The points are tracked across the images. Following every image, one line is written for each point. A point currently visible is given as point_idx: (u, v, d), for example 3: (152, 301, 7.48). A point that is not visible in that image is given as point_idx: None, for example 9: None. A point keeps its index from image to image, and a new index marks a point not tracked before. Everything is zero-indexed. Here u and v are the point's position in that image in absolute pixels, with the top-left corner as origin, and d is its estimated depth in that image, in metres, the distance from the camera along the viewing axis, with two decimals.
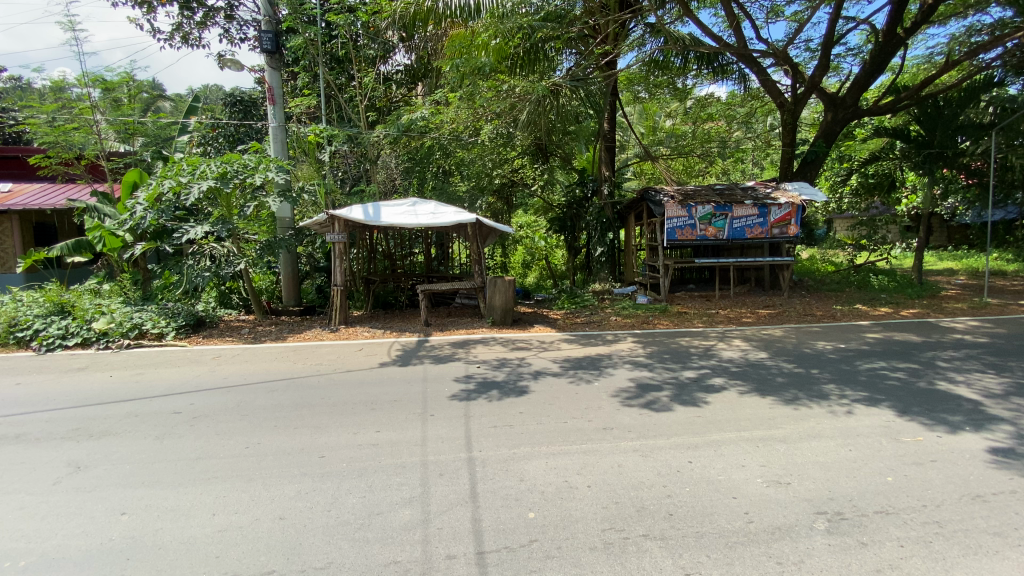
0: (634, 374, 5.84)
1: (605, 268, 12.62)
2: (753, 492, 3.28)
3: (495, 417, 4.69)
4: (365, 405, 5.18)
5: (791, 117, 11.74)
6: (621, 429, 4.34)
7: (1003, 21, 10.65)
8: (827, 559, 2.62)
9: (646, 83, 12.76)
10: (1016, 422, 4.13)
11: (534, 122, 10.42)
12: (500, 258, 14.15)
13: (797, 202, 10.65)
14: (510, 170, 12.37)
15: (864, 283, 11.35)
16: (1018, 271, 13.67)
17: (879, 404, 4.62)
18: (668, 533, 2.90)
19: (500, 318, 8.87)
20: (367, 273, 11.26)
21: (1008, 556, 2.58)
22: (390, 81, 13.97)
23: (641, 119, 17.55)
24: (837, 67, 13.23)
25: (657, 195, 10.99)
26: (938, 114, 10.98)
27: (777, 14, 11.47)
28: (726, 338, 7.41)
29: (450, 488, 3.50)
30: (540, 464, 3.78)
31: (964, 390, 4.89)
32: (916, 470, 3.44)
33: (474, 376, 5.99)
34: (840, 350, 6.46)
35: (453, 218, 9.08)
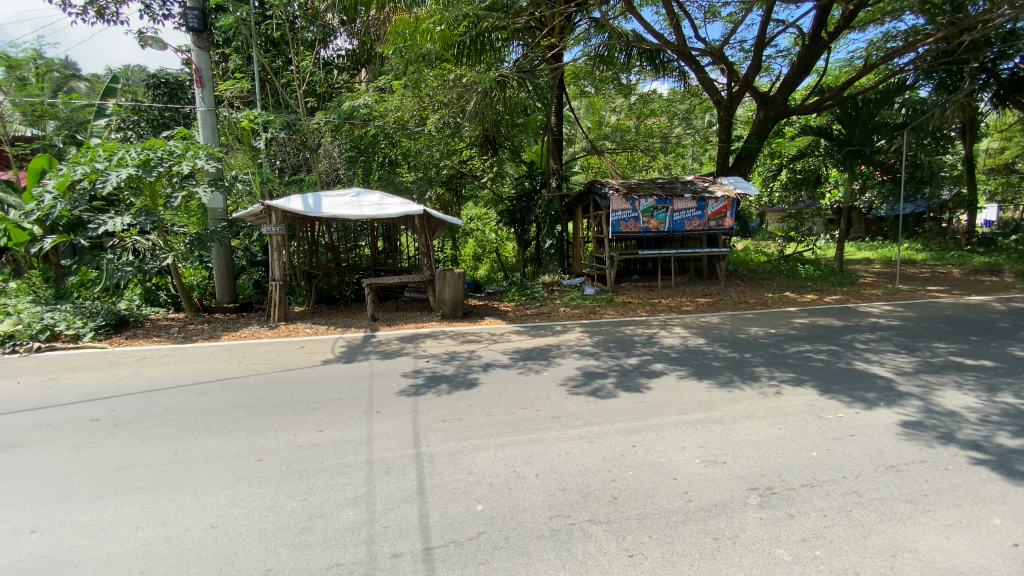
0: (582, 362, 5.94)
1: (554, 261, 12.94)
2: (692, 472, 3.41)
3: (444, 410, 4.63)
4: (306, 404, 4.98)
5: (726, 114, 12.29)
6: (569, 417, 4.39)
7: (914, 28, 11.62)
8: (758, 532, 2.77)
9: (592, 78, 13.06)
10: (923, 396, 4.54)
11: (481, 112, 10.32)
12: (450, 251, 13.98)
13: (732, 196, 11.11)
14: (458, 161, 12.40)
15: (792, 272, 12.14)
16: (924, 260, 15.03)
17: (804, 384, 4.95)
18: (612, 517, 2.96)
19: (449, 311, 8.73)
20: (309, 267, 10.80)
21: (919, 521, 2.81)
22: (331, 67, 13.38)
23: (588, 114, 17.74)
24: (768, 67, 13.95)
25: (604, 189, 11.26)
26: (855, 115, 11.58)
27: (714, 14, 11.92)
28: (668, 326, 7.70)
29: (396, 486, 3.41)
30: (489, 455, 3.76)
31: (879, 369, 5.31)
32: (837, 445, 3.70)
33: (422, 370, 5.88)
34: (771, 335, 6.86)
35: (399, 209, 8.82)
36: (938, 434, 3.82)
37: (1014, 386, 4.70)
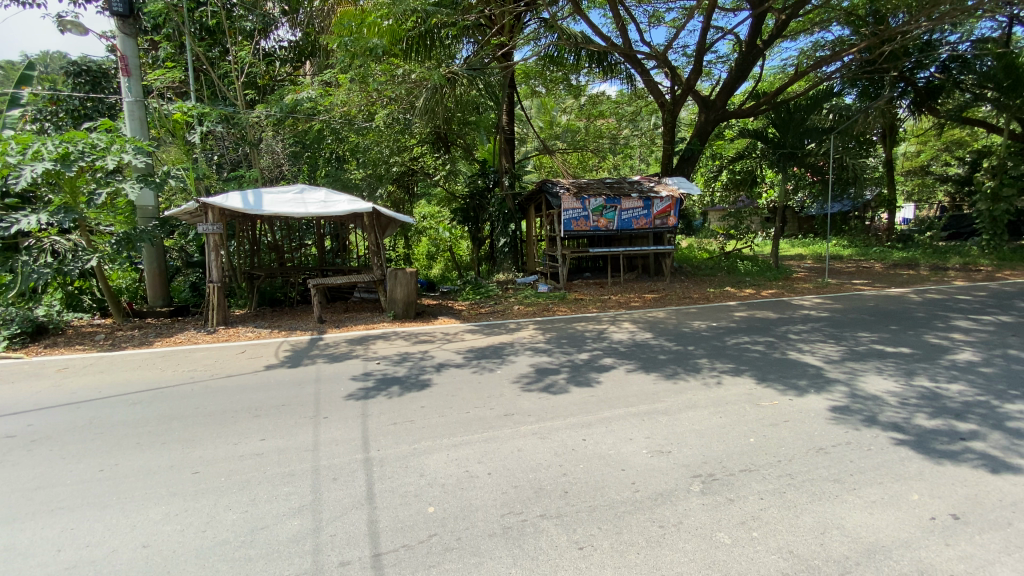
0: (535, 359, 5.99)
1: (508, 259, 12.95)
2: (640, 463, 3.50)
3: (394, 413, 4.52)
4: (247, 412, 4.74)
5: (670, 116, 12.73)
6: (522, 414, 4.40)
7: (840, 39, 12.46)
8: (701, 517, 2.88)
9: (543, 78, 13.21)
10: (848, 382, 4.88)
11: (432, 109, 10.17)
12: (402, 250, 13.78)
13: (676, 196, 11.50)
14: (409, 158, 12.26)
15: (733, 268, 12.76)
16: (850, 256, 16.18)
17: (743, 373, 5.21)
18: (563, 511, 2.99)
19: (401, 312, 8.55)
20: (250, 267, 10.27)
21: (845, 499, 3.01)
22: (273, 59, 12.89)
23: (539, 114, 17.86)
24: (709, 72, 14.56)
25: (555, 188, 11.40)
26: (790, 117, 12.20)
27: (658, 19, 12.30)
28: (618, 321, 7.89)
29: (344, 492, 3.30)
30: (441, 456, 3.71)
31: (811, 358, 5.66)
32: (773, 430, 3.91)
33: (373, 373, 5.73)
34: (713, 328, 7.18)
35: (347, 207, 8.56)
36: (862, 417, 4.11)
37: (929, 370, 5.13)
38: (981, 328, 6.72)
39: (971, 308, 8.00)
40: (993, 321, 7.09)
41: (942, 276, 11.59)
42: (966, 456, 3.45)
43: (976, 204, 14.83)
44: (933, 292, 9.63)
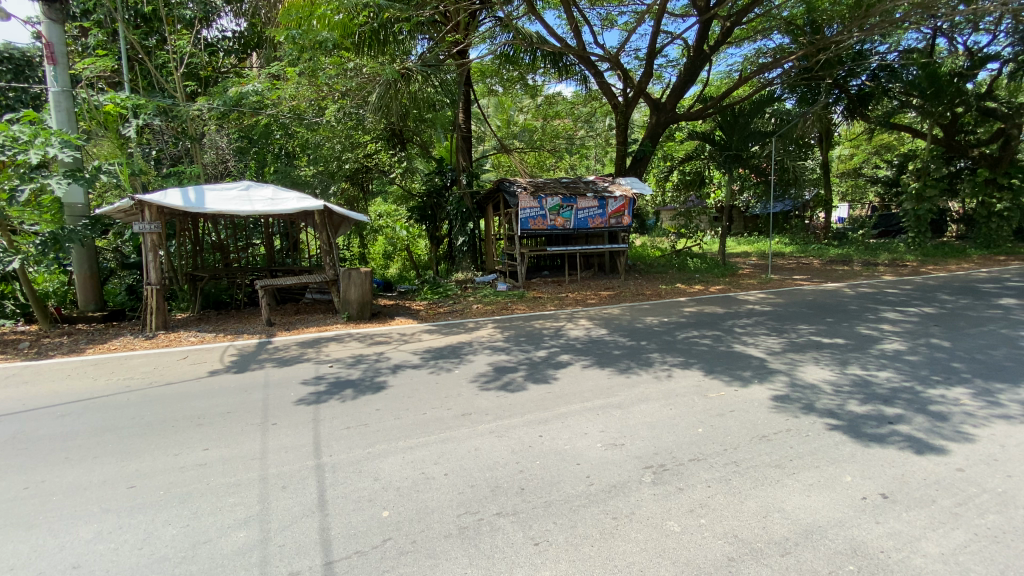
0: (492, 358, 5.98)
1: (467, 258, 12.70)
2: (594, 456, 3.56)
3: (348, 417, 4.40)
4: (189, 421, 4.49)
5: (624, 118, 13.03)
6: (479, 413, 4.39)
7: (781, 47, 13.11)
8: (652, 507, 2.96)
9: (500, 77, 13.24)
10: (788, 372, 5.15)
11: (386, 106, 9.91)
12: (357, 249, 13.49)
13: (629, 196, 11.75)
14: (363, 155, 11.97)
15: (683, 266, 13.20)
16: (791, 252, 17.08)
17: (692, 366, 5.40)
18: (520, 508, 3.00)
19: (356, 313, 8.34)
20: (193, 268, 9.74)
21: (786, 483, 3.17)
22: (216, 49, 12.33)
23: (496, 113, 17.82)
24: (660, 75, 15.00)
25: (512, 187, 11.47)
26: (735, 121, 12.76)
27: (611, 23, 12.56)
28: (574, 318, 8.01)
29: (294, 500, 3.18)
30: (396, 459, 3.64)
31: (755, 350, 5.93)
32: (719, 420, 4.07)
33: (325, 376, 5.56)
34: (665, 323, 7.40)
35: (296, 205, 8.27)
36: (801, 405, 4.34)
37: (860, 359, 5.49)
38: (906, 319, 7.24)
39: (897, 300, 8.61)
40: (917, 312, 7.65)
41: (872, 272, 12.41)
42: (893, 439, 3.70)
43: (902, 204, 15.98)
44: (865, 286, 10.30)
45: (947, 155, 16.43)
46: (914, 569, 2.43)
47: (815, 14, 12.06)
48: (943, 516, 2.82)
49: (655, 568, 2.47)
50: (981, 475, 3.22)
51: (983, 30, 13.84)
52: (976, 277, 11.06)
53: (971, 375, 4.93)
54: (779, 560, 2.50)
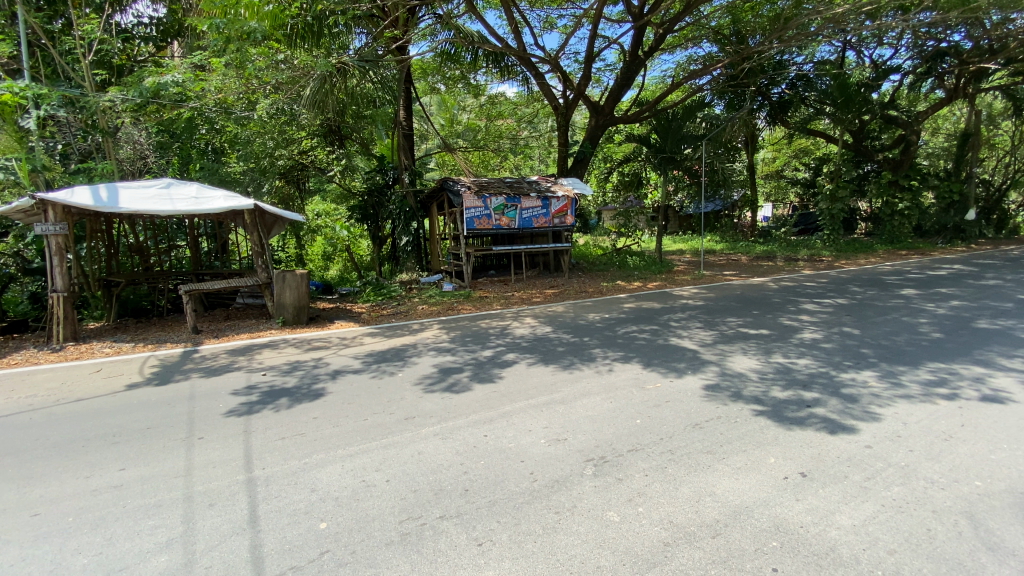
0: (437, 359, 5.90)
1: (412, 258, 12.54)
2: (538, 453, 3.60)
3: (283, 427, 4.20)
4: (102, 439, 4.12)
5: (564, 119, 13.27)
6: (423, 416, 4.32)
7: (710, 55, 13.81)
8: (593, 499, 3.03)
9: (441, 75, 13.15)
10: (719, 362, 5.44)
11: (321, 101, 9.50)
12: (293, 250, 12.94)
13: (572, 196, 11.97)
14: (298, 152, 11.50)
15: (623, 263, 13.67)
16: (722, 249, 18.07)
17: (631, 360, 5.58)
18: (463, 509, 2.98)
19: (292, 317, 7.98)
20: (108, 272, 9.00)
21: (717, 468, 3.34)
22: (131, 37, 11.42)
23: (440, 111, 17.72)
24: (598, 78, 15.42)
25: (456, 185, 11.41)
26: (668, 125, 13.18)
27: (551, 25, 12.75)
28: (520, 317, 8.06)
29: (222, 518, 2.99)
30: (335, 468, 3.52)
31: (689, 342, 6.22)
32: (656, 411, 4.23)
33: (258, 385, 5.27)
34: (606, 319, 7.62)
35: (224, 203, 7.80)
36: (730, 393, 4.60)
37: (782, 348, 5.89)
38: (822, 309, 7.84)
39: (815, 293, 9.30)
40: (832, 303, 8.31)
41: (793, 266, 13.36)
42: (811, 421, 4.00)
43: (819, 204, 17.28)
44: (786, 280, 11.07)
45: (856, 159, 17.77)
46: (829, 541, 2.63)
47: (741, 24, 12.78)
48: (855, 490, 3.08)
49: (595, 559, 2.52)
50: (886, 451, 3.54)
51: (885, 44, 15.19)
52: (881, 270, 12.18)
53: (877, 360, 5.42)
54: (710, 542, 2.63)
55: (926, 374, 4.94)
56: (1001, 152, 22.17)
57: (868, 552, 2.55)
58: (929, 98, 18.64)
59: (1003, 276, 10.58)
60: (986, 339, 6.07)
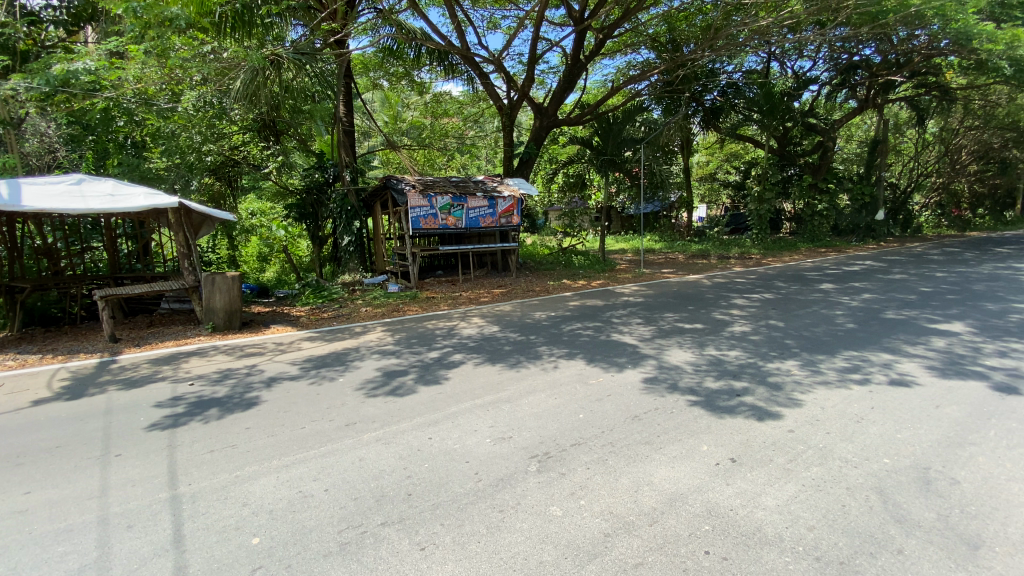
0: (381, 363, 5.77)
1: (355, 258, 12.05)
2: (483, 452, 3.60)
3: (212, 439, 3.97)
4: (3, 462, 3.72)
5: (509, 120, 13.33)
6: (365, 421, 4.21)
7: (647, 61, 14.36)
8: (537, 494, 3.07)
9: (384, 71, 12.94)
10: (657, 356, 5.67)
11: (253, 94, 9.00)
12: (227, 251, 12.26)
13: (517, 196, 12.05)
14: (228, 147, 11.01)
15: (569, 262, 13.97)
16: (662, 249, 18.82)
17: (575, 356, 5.70)
18: (406, 514, 2.93)
19: (224, 322, 7.55)
20: (10, 278, 8.09)
21: (654, 458, 3.47)
22: (37, 20, 10.42)
23: (383, 108, 17.57)
24: (542, 80, 15.64)
25: (400, 184, 11.13)
26: (610, 128, 13.57)
27: (495, 26, 12.80)
28: (467, 317, 8.03)
29: (142, 540, 2.78)
30: (270, 480, 3.36)
31: (629, 338, 6.44)
32: (598, 405, 4.35)
33: (184, 396, 4.93)
34: (552, 317, 7.75)
35: (144, 201, 7.21)
36: (667, 385, 4.80)
37: (715, 341, 6.21)
38: (751, 304, 8.35)
39: (745, 288, 9.89)
40: (759, 298, 8.86)
41: (726, 264, 14.14)
42: (740, 409, 4.25)
43: (749, 204, 18.39)
44: (719, 277, 11.69)
45: (781, 163, 19.00)
46: (756, 521, 2.80)
47: (676, 33, 13.38)
48: (779, 472, 3.29)
49: (539, 555, 2.55)
50: (806, 434, 3.82)
51: (805, 56, 16.36)
52: (804, 266, 13.09)
53: (799, 349, 5.83)
54: (648, 530, 2.73)
55: (842, 361, 5.37)
56: (905, 158, 24.41)
57: (790, 530, 2.74)
58: (844, 107, 20.25)
59: (907, 271, 11.70)
60: (892, 328, 6.68)
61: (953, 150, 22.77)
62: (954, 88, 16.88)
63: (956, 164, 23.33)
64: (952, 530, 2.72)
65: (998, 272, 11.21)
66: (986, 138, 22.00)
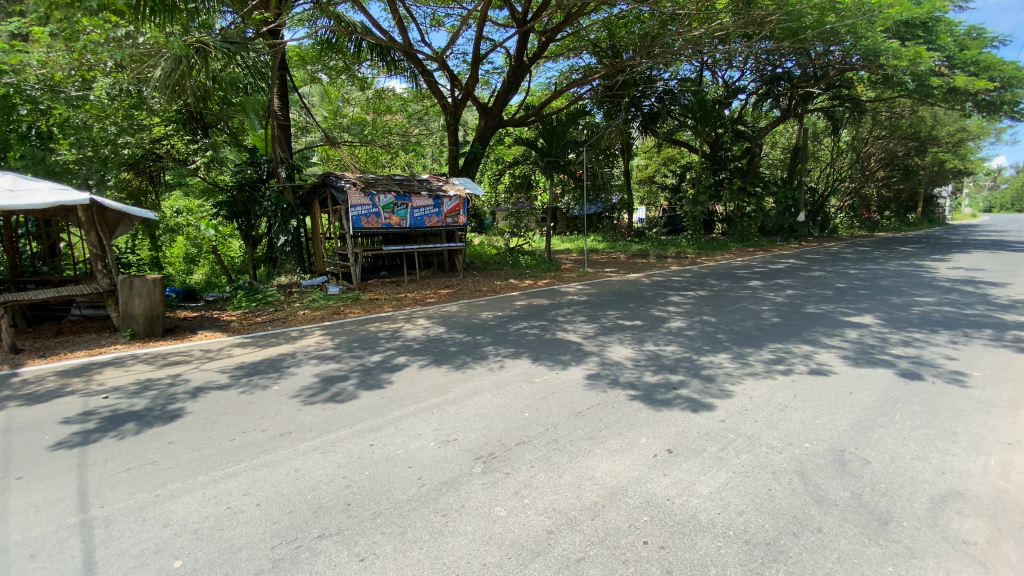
0: (320, 368, 5.55)
1: (291, 259, 11.44)
2: (427, 456, 3.55)
3: (130, 456, 3.67)
4: None
5: (453, 118, 13.20)
6: (301, 430, 4.03)
7: (589, 66, 14.69)
8: (481, 496, 3.06)
9: (323, 64, 12.50)
10: (599, 353, 5.81)
11: (177, 84, 8.35)
12: (148, 252, 11.46)
13: (463, 196, 11.95)
14: (149, 141, 10.04)
15: (515, 262, 14.04)
16: (605, 249, 19.33)
17: (520, 355, 5.74)
18: (345, 525, 2.83)
19: (144, 329, 7.02)
20: None
21: (596, 452, 3.56)
22: None
23: (323, 102, 17.00)
24: (487, 80, 15.66)
25: (339, 182, 10.76)
26: (553, 130, 13.77)
27: (438, 23, 12.65)
28: (412, 318, 7.89)
29: (45, 572, 2.52)
30: (196, 497, 3.15)
31: (573, 336, 6.55)
32: (543, 403, 4.40)
33: (97, 411, 4.53)
34: (497, 317, 7.76)
35: (49, 197, 6.51)
36: (608, 381, 4.93)
37: (653, 337, 6.45)
38: (687, 301, 8.74)
39: (681, 286, 10.33)
40: (694, 295, 9.29)
41: (664, 263, 14.75)
42: (677, 402, 4.43)
43: (684, 206, 19.26)
44: (658, 275, 12.14)
45: (713, 167, 20.10)
46: (690, 509, 2.93)
47: (616, 39, 13.79)
48: (712, 461, 3.46)
49: (482, 557, 2.54)
50: (736, 423, 4.04)
51: (735, 67, 17.32)
52: (734, 265, 13.86)
53: (730, 343, 6.16)
54: (590, 524, 2.79)
55: (768, 353, 5.73)
56: (823, 164, 26.39)
57: (722, 515, 2.88)
58: (769, 115, 21.64)
59: (825, 269, 12.65)
60: (812, 321, 7.21)
61: (863, 157, 24.87)
62: (864, 100, 18.41)
63: (866, 170, 25.51)
64: (865, 507, 2.96)
65: (902, 269, 12.36)
66: (892, 147, 24.19)
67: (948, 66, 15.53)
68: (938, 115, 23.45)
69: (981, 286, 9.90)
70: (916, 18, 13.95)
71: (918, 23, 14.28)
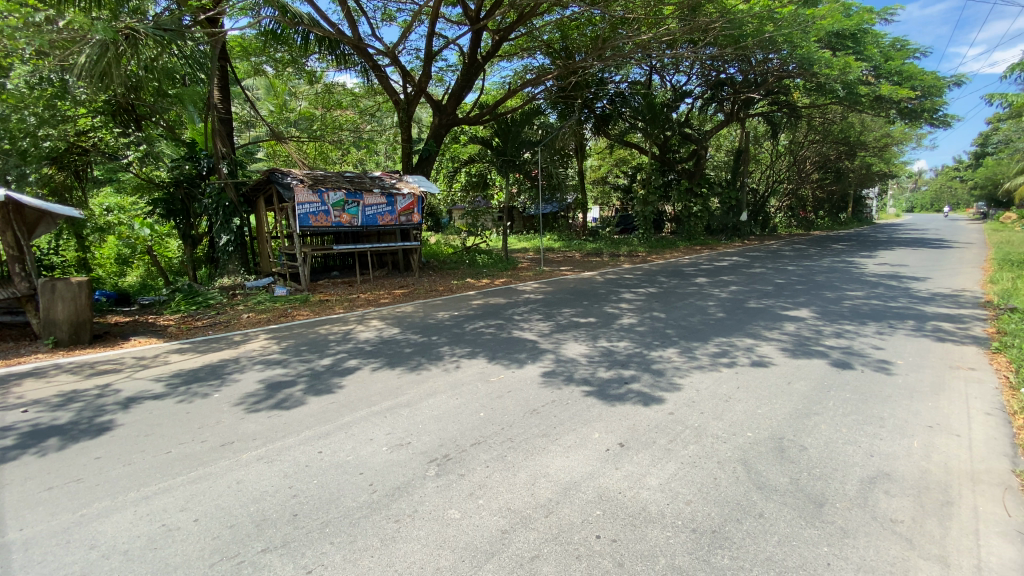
0: (265, 374, 5.32)
1: (234, 259, 10.97)
2: (379, 461, 3.48)
3: (52, 474, 3.39)
4: None
5: (406, 115, 12.99)
6: (245, 440, 3.85)
7: (542, 66, 14.80)
8: (434, 499, 3.03)
9: (268, 56, 12.00)
10: (554, 350, 5.89)
11: (103, 72, 7.74)
12: (75, 254, 10.76)
13: (418, 194, 11.77)
14: (73, 133, 9.47)
15: (472, 261, 13.98)
16: (560, 247, 19.59)
17: (475, 355, 5.72)
18: (291, 536, 2.73)
19: (69, 337, 6.50)
20: None
21: (551, 449, 3.59)
22: None
23: (269, 95, 16.29)
24: (440, 77, 15.50)
25: (286, 178, 10.34)
26: (508, 129, 13.79)
27: (390, 18, 12.41)
28: (365, 320, 7.70)
29: None
30: (128, 515, 2.95)
31: (529, 334, 6.60)
32: (499, 402, 4.40)
33: (14, 426, 4.16)
34: (453, 317, 7.70)
35: None
36: (563, 377, 4.99)
37: (606, 333, 6.59)
38: (638, 298, 8.98)
39: (634, 284, 10.59)
40: (646, 292, 9.56)
41: (617, 261, 15.09)
42: (629, 396, 4.55)
43: (635, 206, 19.80)
44: (610, 273, 12.41)
45: (662, 168, 20.74)
46: (641, 502, 3.01)
47: (569, 40, 13.98)
48: (661, 453, 3.57)
49: (435, 561, 2.52)
50: (684, 415, 4.19)
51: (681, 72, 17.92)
52: (683, 263, 14.37)
53: (678, 338, 6.37)
54: (544, 522, 2.82)
55: (714, 347, 5.98)
56: (763, 166, 27.77)
57: (671, 506, 2.98)
58: (714, 118, 22.56)
59: (765, 266, 13.32)
60: (754, 316, 7.58)
61: (800, 160, 26.34)
62: (800, 106, 19.48)
63: (802, 172, 27.05)
64: (802, 491, 3.14)
65: (834, 265, 13.21)
66: (824, 151, 25.75)
67: (874, 76, 16.68)
68: (866, 122, 25.17)
69: (903, 280, 10.73)
70: (846, 30, 14.90)
71: (848, 34, 15.24)
